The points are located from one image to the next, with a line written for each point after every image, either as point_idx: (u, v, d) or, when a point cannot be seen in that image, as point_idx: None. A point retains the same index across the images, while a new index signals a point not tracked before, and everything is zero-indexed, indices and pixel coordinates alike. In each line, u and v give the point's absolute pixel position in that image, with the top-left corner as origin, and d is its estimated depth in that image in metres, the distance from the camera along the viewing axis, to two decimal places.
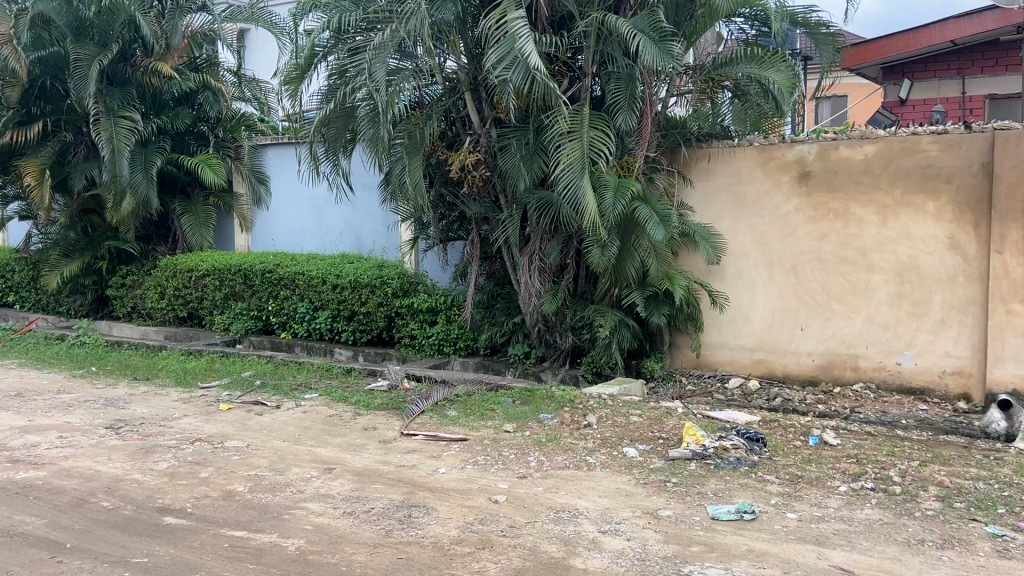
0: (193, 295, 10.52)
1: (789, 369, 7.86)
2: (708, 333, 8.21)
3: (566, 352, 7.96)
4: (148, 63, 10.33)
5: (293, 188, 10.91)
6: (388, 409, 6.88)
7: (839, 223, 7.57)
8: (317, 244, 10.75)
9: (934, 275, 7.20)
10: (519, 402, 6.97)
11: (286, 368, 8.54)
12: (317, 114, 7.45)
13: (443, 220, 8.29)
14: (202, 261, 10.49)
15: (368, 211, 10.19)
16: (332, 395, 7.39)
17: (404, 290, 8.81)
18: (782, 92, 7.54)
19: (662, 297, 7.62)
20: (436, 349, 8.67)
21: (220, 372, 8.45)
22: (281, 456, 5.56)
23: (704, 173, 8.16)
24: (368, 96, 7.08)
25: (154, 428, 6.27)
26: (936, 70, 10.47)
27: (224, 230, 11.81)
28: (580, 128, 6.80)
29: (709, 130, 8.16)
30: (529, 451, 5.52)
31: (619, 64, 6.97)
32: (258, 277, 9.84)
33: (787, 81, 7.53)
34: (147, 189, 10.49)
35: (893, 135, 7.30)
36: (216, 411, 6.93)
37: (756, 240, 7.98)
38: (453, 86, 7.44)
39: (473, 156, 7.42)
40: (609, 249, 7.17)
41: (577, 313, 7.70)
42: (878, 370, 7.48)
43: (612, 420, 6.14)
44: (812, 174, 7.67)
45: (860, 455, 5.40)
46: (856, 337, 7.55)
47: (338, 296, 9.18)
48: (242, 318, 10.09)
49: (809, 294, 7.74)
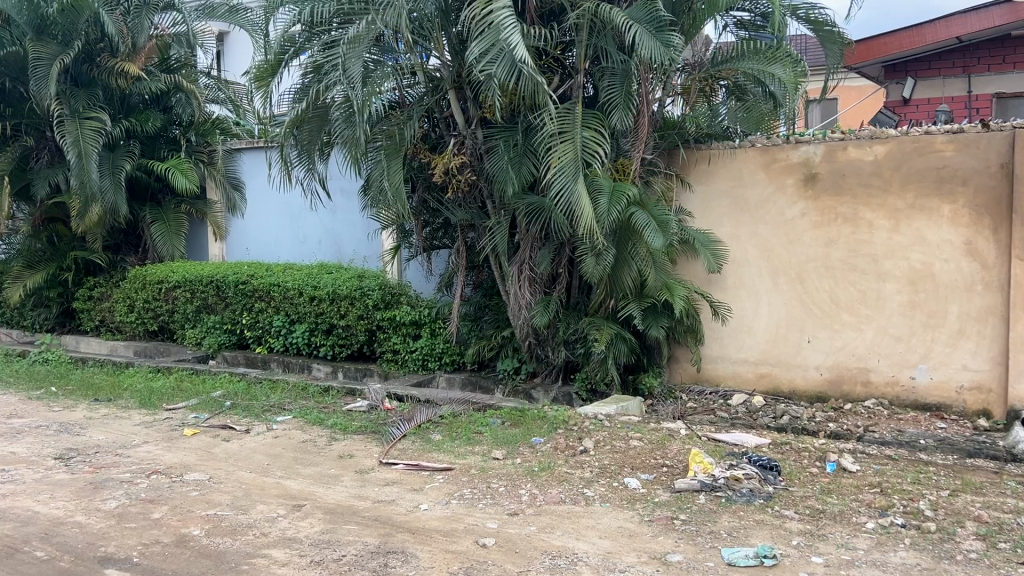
0: (164, 308, 9.97)
1: (795, 384, 7.38)
2: (708, 346, 7.73)
3: (558, 367, 7.46)
4: (113, 63, 9.79)
5: (270, 195, 10.39)
6: (367, 434, 6.35)
7: (848, 228, 7.12)
8: (295, 252, 10.22)
9: (950, 283, 6.75)
10: (507, 424, 6.45)
11: (258, 387, 7.98)
12: (289, 113, 6.93)
13: (427, 227, 7.80)
14: (173, 272, 9.95)
15: (347, 218, 9.66)
16: (307, 417, 6.85)
17: (386, 302, 8.29)
18: (786, 85, 7.03)
19: (661, 308, 7.15)
20: (420, 365, 8.11)
21: (188, 392, 7.89)
22: (246, 491, 5.02)
23: (703, 176, 7.69)
24: (343, 94, 6.58)
25: (108, 458, 5.72)
26: (940, 69, 10.05)
27: (197, 238, 11.30)
28: (572, 128, 6.33)
29: (708, 129, 7.66)
30: (520, 483, 5.00)
31: (614, 59, 6.49)
32: (232, 288, 9.31)
33: (794, 75, 7.03)
34: (116, 195, 9.90)
35: (906, 134, 6.86)
36: (179, 437, 6.37)
37: (759, 247, 7.51)
38: (435, 84, 6.95)
39: (458, 159, 6.89)
40: (604, 258, 6.67)
41: (570, 326, 7.20)
42: (891, 386, 7.02)
43: (611, 445, 5.64)
44: (818, 176, 7.22)
45: (883, 483, 4.91)
46: (866, 350, 7.09)
47: (316, 309, 8.65)
48: (215, 332, 9.53)
49: (816, 303, 7.28)
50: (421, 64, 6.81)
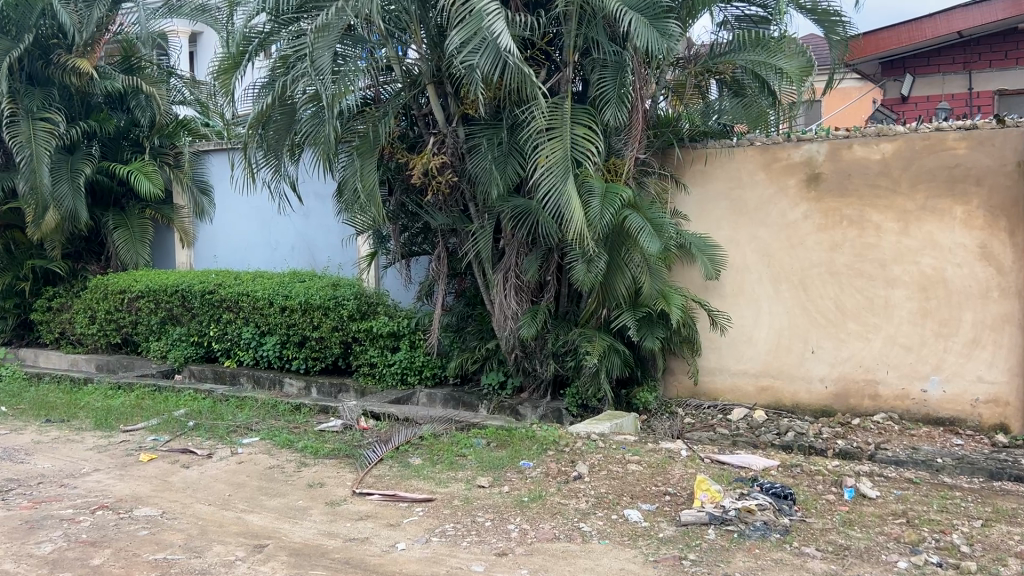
0: (127, 320, 9.39)
1: (799, 398, 6.94)
2: (706, 357, 7.26)
3: (547, 381, 6.99)
4: (68, 59, 9.21)
5: (240, 199, 9.84)
6: (340, 458, 5.83)
7: (854, 232, 6.69)
8: (266, 259, 9.67)
9: (964, 289, 6.34)
10: (493, 445, 5.95)
11: (224, 406, 7.43)
12: (253, 111, 6.40)
13: (405, 232, 7.28)
14: (136, 281, 9.37)
15: (321, 222, 9.13)
16: (275, 439, 6.32)
17: (362, 312, 7.77)
18: (792, 78, 6.78)
19: (656, 318, 6.69)
20: (399, 379, 7.59)
21: (148, 411, 7.33)
22: (202, 529, 4.49)
23: (699, 177, 7.23)
24: (312, 90, 6.09)
25: (51, 490, 5.17)
26: (939, 65, 9.70)
27: (163, 245, 10.74)
28: (561, 125, 5.85)
29: (705, 129, 7.19)
30: (508, 517, 4.50)
31: (606, 50, 6.03)
32: (197, 298, 8.75)
33: (801, 67, 6.77)
34: (74, 201, 9.32)
35: (915, 131, 6.44)
36: (134, 463, 5.82)
37: (759, 251, 7.06)
38: (413, 80, 6.46)
39: (438, 158, 6.38)
40: (596, 264, 6.18)
41: (559, 337, 6.71)
42: (901, 399, 6.59)
43: (607, 470, 5.16)
44: (822, 176, 6.78)
45: (909, 512, 4.47)
46: (874, 360, 6.66)
47: (287, 320, 8.11)
48: (181, 344, 8.97)
49: (821, 312, 6.84)
50: (398, 58, 6.32)
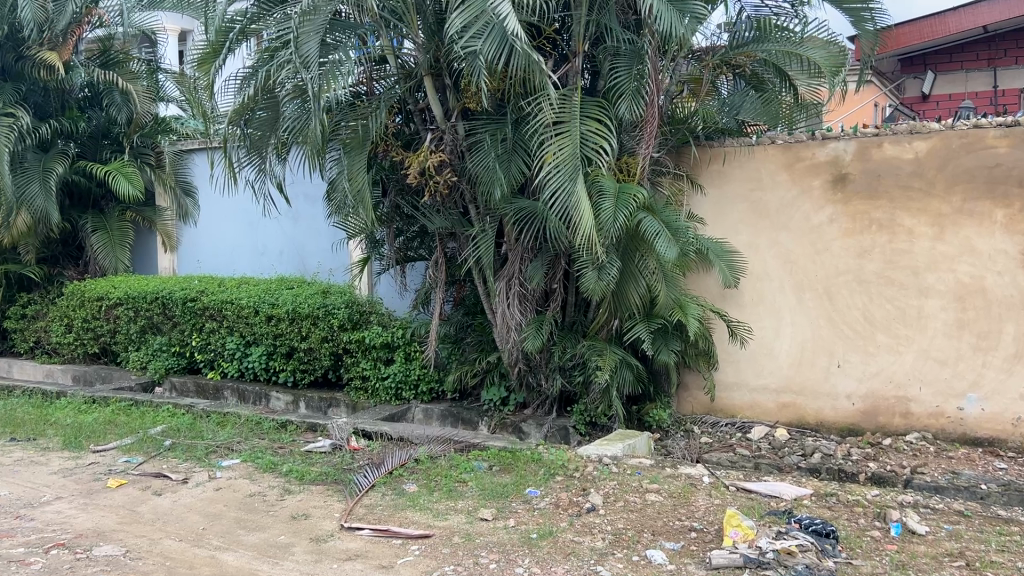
0: (104, 328, 8.86)
1: (823, 416, 6.44)
2: (723, 371, 6.76)
3: (553, 397, 6.48)
4: (37, 53, 8.74)
5: (226, 201, 9.32)
6: (327, 484, 5.31)
7: (884, 236, 6.20)
8: (253, 264, 9.15)
9: (1005, 299, 5.86)
10: (496, 469, 5.44)
11: (204, 423, 6.90)
12: (233, 104, 5.88)
13: (400, 236, 6.77)
14: (114, 287, 8.84)
15: (311, 225, 8.62)
16: (257, 462, 5.81)
17: (354, 321, 7.26)
18: (826, 74, 6.32)
19: (671, 329, 6.21)
20: (393, 394, 7.09)
21: (122, 428, 6.80)
22: (169, 572, 3.96)
23: (716, 178, 6.73)
24: (296, 80, 5.58)
25: (3, 524, 4.63)
26: (962, 62, 9.33)
27: (146, 248, 10.22)
28: (570, 119, 5.34)
29: (722, 125, 6.68)
30: (516, 558, 3.99)
31: (619, 38, 5.56)
32: (178, 306, 8.22)
33: (834, 58, 6.30)
34: (46, 202, 8.77)
35: (951, 128, 5.96)
36: (101, 490, 5.30)
37: (780, 258, 6.57)
38: (409, 72, 5.97)
39: (436, 156, 5.85)
40: (608, 272, 5.66)
41: (566, 350, 6.19)
42: (935, 417, 6.10)
43: (623, 501, 4.65)
44: (849, 177, 6.29)
45: (969, 553, 3.96)
46: (906, 376, 6.17)
47: (273, 330, 7.60)
48: (162, 355, 8.44)
49: (848, 323, 6.35)
50: (392, 48, 5.83)
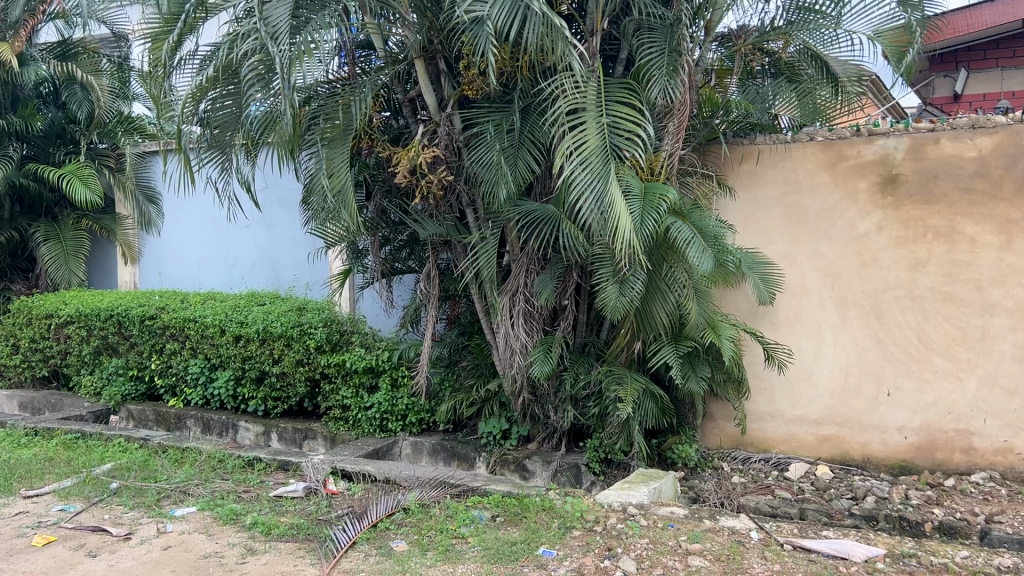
0: (54, 349, 7.92)
1: (871, 451, 5.62)
2: (755, 400, 5.94)
3: (562, 431, 5.63)
4: None
5: (193, 208, 8.45)
6: (299, 542, 4.42)
7: (941, 246, 5.41)
8: (220, 278, 8.27)
9: None
10: (500, 522, 4.57)
11: (159, 460, 5.99)
12: (190, 90, 4.98)
13: (386, 247, 5.92)
14: (65, 304, 7.90)
15: (285, 234, 7.76)
16: (217, 511, 4.92)
17: (333, 342, 6.39)
18: (887, 55, 5.45)
19: (701, 353, 5.40)
20: (377, 426, 6.21)
21: (64, 467, 5.88)
22: None
23: (747, 180, 5.94)
24: (264, 61, 4.69)
25: None
26: (997, 58, 8.71)
27: (105, 260, 9.33)
28: (589, 106, 4.52)
29: (755, 120, 5.81)
30: None
31: (646, 11, 4.78)
32: (135, 325, 7.30)
33: (896, 34, 5.43)
34: None
35: (1020, 122, 5.18)
36: (25, 550, 4.38)
37: (821, 270, 5.76)
38: (397, 56, 5.16)
39: (430, 151, 4.99)
40: (632, 287, 4.81)
41: (579, 377, 5.34)
42: (1002, 454, 5.30)
43: (662, 568, 3.78)
44: (901, 178, 5.51)
45: None
46: (968, 406, 5.37)
47: (241, 351, 6.70)
48: (117, 380, 7.51)
49: (899, 345, 5.54)
50: (381, 27, 5.02)
